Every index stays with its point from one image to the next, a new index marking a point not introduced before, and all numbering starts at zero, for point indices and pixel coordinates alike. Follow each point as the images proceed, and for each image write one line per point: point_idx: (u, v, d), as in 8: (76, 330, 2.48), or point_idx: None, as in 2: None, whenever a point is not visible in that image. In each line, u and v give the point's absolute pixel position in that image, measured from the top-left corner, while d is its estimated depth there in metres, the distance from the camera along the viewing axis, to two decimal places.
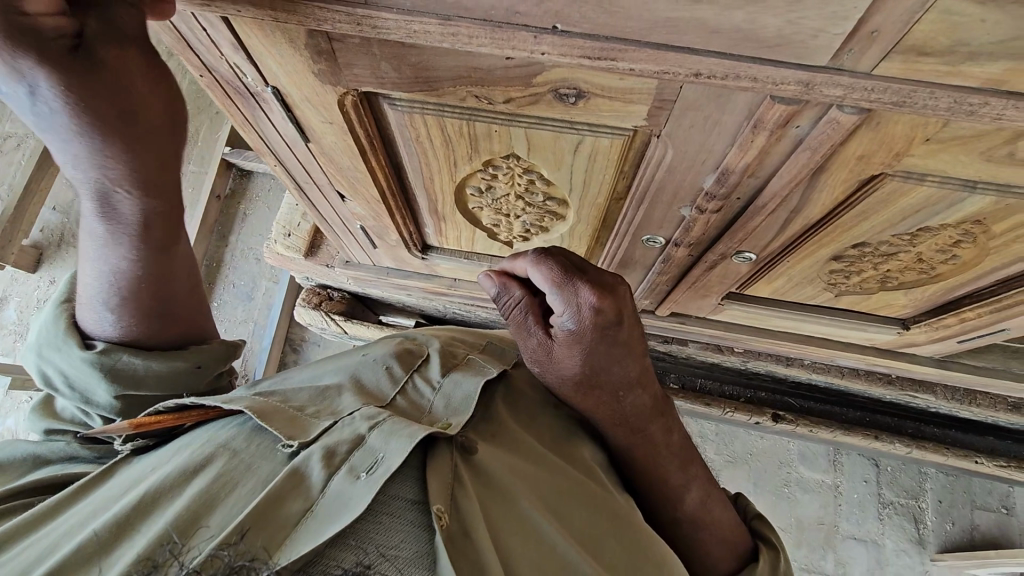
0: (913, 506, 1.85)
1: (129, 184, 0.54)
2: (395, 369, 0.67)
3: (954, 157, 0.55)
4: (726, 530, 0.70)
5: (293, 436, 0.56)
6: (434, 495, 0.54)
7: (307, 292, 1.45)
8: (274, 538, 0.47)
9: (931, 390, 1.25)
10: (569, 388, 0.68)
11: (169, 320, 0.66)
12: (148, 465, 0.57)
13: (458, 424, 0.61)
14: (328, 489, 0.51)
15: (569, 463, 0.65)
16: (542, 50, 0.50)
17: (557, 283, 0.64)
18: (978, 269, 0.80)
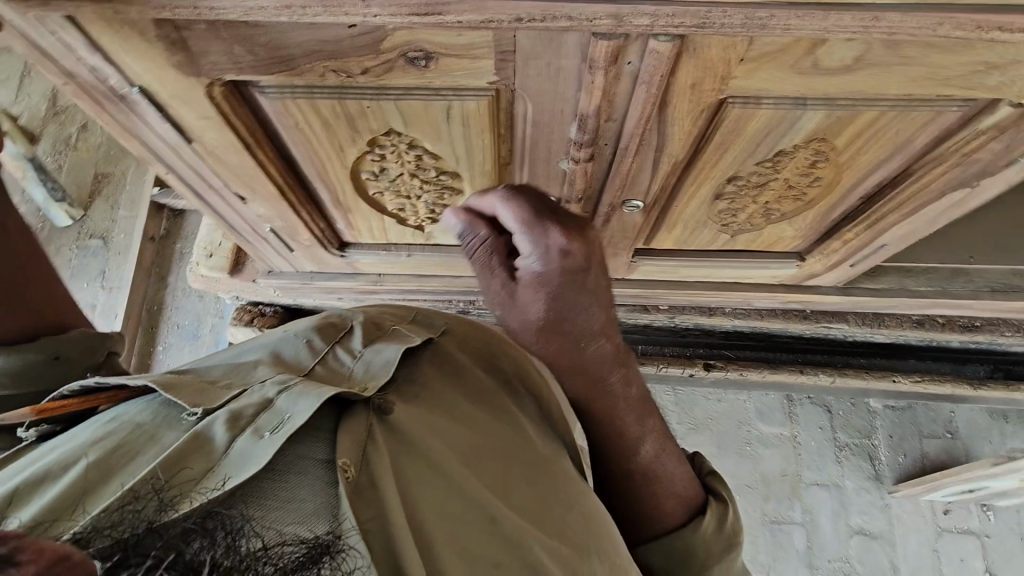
0: (867, 444, 1.94)
1: None
2: (315, 341, 0.66)
3: (772, 74, 0.61)
4: (677, 489, 0.75)
5: (199, 402, 0.53)
6: (343, 450, 0.51)
7: (239, 310, 1.44)
8: (186, 491, 0.43)
9: (844, 318, 1.34)
10: (527, 331, 0.74)
11: (5, 310, 0.61)
12: (43, 449, 0.51)
13: (374, 387, 0.59)
14: (233, 448, 0.48)
15: (495, 419, 0.65)
16: (374, 13, 0.53)
17: (531, 220, 0.68)
18: (841, 188, 0.87)
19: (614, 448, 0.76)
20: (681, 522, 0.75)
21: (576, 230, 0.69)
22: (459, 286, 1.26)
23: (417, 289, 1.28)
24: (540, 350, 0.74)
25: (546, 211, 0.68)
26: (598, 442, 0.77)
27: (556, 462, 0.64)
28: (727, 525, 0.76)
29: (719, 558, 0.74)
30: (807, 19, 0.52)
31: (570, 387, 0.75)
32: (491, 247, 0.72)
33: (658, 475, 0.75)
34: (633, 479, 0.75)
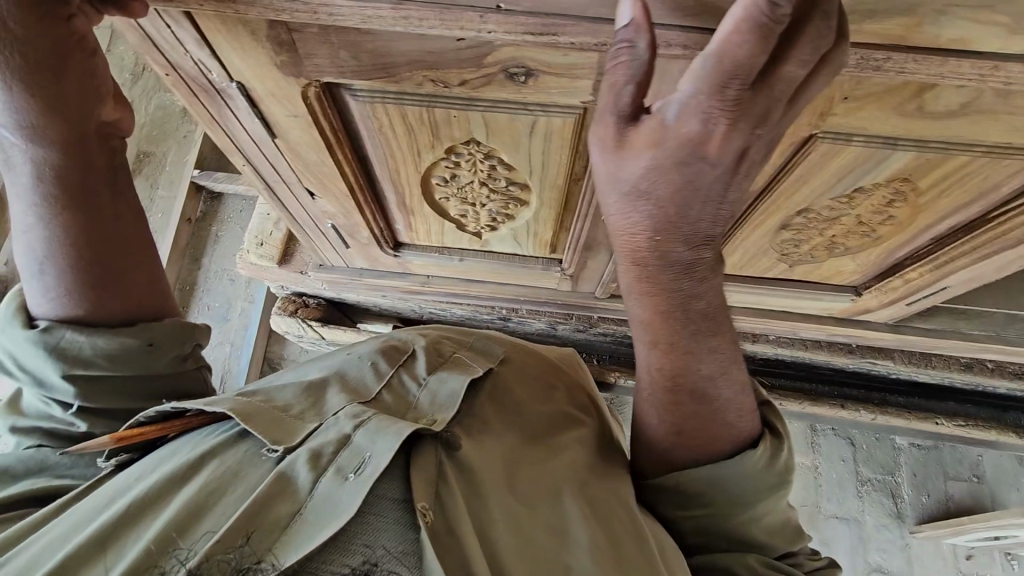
0: (890, 480, 1.90)
1: (29, 131, 0.59)
2: (380, 365, 0.72)
3: (872, 113, 0.60)
4: (726, 425, 0.69)
5: (278, 440, 0.59)
6: (419, 493, 0.57)
7: (283, 300, 1.46)
8: (277, 540, 0.51)
9: (889, 356, 1.32)
10: (617, 190, 0.57)
11: (113, 294, 0.68)
12: (134, 472, 0.60)
13: (444, 421, 0.65)
14: (316, 491, 0.54)
15: (551, 458, 0.70)
16: (489, 29, 0.53)
17: (708, 67, 0.46)
18: (914, 228, 0.86)
19: (668, 358, 0.67)
20: (729, 455, 0.69)
21: (742, 95, 0.48)
22: (504, 294, 1.27)
23: (462, 293, 1.29)
24: (621, 215, 0.59)
25: (726, 76, 0.46)
26: (647, 353, 0.68)
27: (616, 502, 0.70)
28: (781, 459, 0.69)
29: (767, 494, 0.68)
30: (924, 64, 0.52)
31: (629, 275, 0.63)
32: (623, 80, 0.50)
33: (709, 401, 0.68)
34: (679, 396, 0.68)
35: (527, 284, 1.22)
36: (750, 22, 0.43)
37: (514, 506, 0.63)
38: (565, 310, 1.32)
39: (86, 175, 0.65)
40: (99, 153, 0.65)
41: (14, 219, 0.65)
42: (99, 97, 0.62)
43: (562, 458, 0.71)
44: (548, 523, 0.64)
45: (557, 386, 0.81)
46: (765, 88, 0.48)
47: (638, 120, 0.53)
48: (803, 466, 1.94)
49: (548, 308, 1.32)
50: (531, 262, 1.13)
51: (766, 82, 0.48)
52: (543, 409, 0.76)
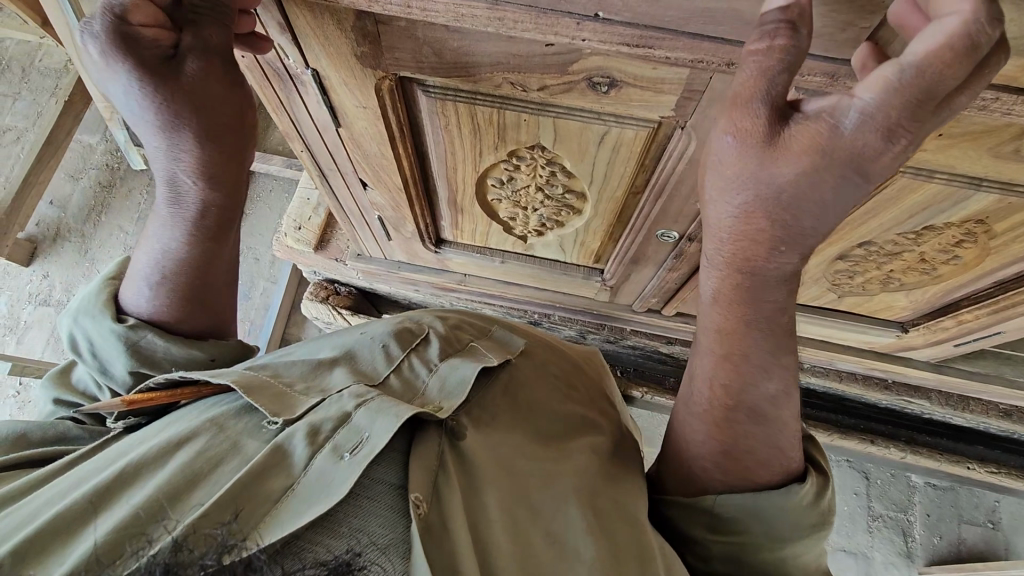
0: (903, 519, 1.87)
1: (196, 173, 0.64)
2: (392, 349, 0.72)
3: (964, 152, 0.59)
4: (777, 455, 0.66)
5: (278, 412, 0.59)
6: (415, 484, 0.56)
7: (314, 286, 1.47)
8: (263, 513, 0.49)
9: (925, 395, 1.29)
10: (744, 193, 0.50)
11: (203, 306, 0.73)
12: (133, 440, 0.59)
13: (449, 409, 0.64)
14: (311, 467, 0.53)
15: (560, 455, 0.69)
16: (583, 36, 0.52)
17: (904, 79, 0.40)
18: (978, 269, 0.84)
19: (725, 369, 0.63)
20: (772, 488, 0.66)
21: (925, 117, 0.42)
22: (538, 299, 1.26)
23: (498, 295, 1.29)
24: (735, 216, 0.52)
25: (920, 94, 0.40)
26: (712, 366, 0.63)
27: (628, 508, 0.68)
28: (825, 498, 0.67)
29: (807, 532, 0.66)
30: None
31: (721, 278, 0.57)
32: (773, 64, 0.44)
33: (767, 423, 0.64)
34: (736, 415, 0.64)
35: (564, 292, 1.21)
36: (963, 39, 0.38)
37: (512, 508, 0.61)
38: (597, 320, 1.31)
39: (230, 211, 0.70)
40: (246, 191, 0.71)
41: (147, 234, 0.72)
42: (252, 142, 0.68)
43: (571, 460, 0.69)
44: (544, 525, 0.61)
45: (575, 388, 0.81)
46: (947, 112, 0.42)
47: (791, 121, 0.45)
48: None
49: (581, 317, 1.31)
50: (571, 271, 1.12)
51: (948, 101, 0.41)
52: (560, 410, 0.75)
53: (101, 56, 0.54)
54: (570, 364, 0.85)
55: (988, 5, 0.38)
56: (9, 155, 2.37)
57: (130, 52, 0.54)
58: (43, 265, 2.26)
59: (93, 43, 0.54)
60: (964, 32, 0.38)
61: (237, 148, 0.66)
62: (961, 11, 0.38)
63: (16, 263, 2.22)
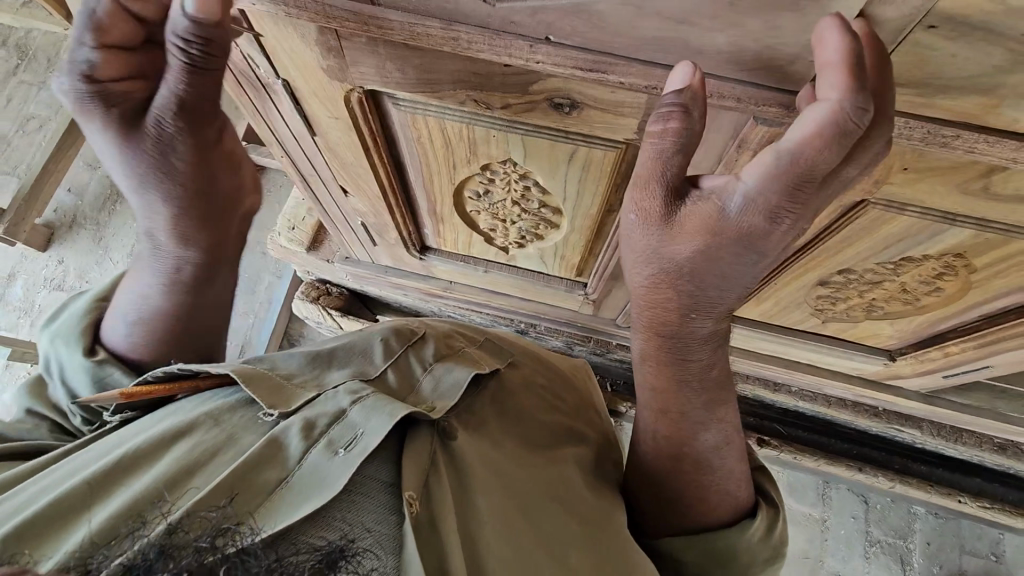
0: (901, 546, 1.82)
1: (166, 229, 0.68)
2: (392, 344, 0.73)
3: (934, 187, 0.57)
4: (725, 496, 0.66)
5: (275, 404, 0.60)
6: (408, 482, 0.56)
7: (307, 286, 1.48)
8: (257, 508, 0.50)
9: (918, 425, 1.26)
10: (650, 266, 0.53)
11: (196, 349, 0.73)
12: (129, 430, 0.60)
13: (441, 410, 0.65)
14: (306, 461, 0.54)
15: (549, 465, 0.69)
16: (537, 59, 0.52)
17: (779, 166, 0.43)
18: (963, 301, 0.81)
19: (664, 420, 0.65)
20: (726, 524, 0.66)
21: (809, 196, 0.44)
22: (524, 309, 1.26)
23: (484, 303, 1.29)
24: (661, 298, 0.55)
25: (799, 178, 0.43)
26: (652, 419, 0.66)
27: (612, 512, 0.69)
28: (776, 533, 0.68)
29: (762, 566, 0.67)
30: (996, 146, 0.48)
31: (645, 340, 0.61)
32: (669, 146, 0.46)
33: (711, 471, 0.65)
34: (681, 463, 0.65)
35: (549, 303, 1.21)
36: (834, 126, 0.40)
37: (505, 509, 0.60)
38: (584, 333, 1.31)
39: (214, 265, 0.71)
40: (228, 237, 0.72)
41: (134, 276, 0.72)
42: (235, 202, 0.71)
43: (558, 467, 0.70)
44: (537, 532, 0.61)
45: (559, 398, 0.81)
46: (824, 192, 0.45)
47: (686, 200, 0.49)
48: (809, 517, 1.87)
49: (568, 328, 1.30)
50: (554, 282, 1.11)
51: (832, 175, 0.44)
52: (546, 419, 0.75)
53: (76, 108, 0.58)
54: (555, 373, 0.85)
55: (856, 96, 0.39)
56: (30, 143, 2.44)
57: (105, 109, 0.58)
58: (58, 251, 2.32)
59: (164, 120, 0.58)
60: (832, 121, 0.40)
61: (223, 204, 0.69)
62: (830, 100, 0.40)
63: (33, 249, 2.28)
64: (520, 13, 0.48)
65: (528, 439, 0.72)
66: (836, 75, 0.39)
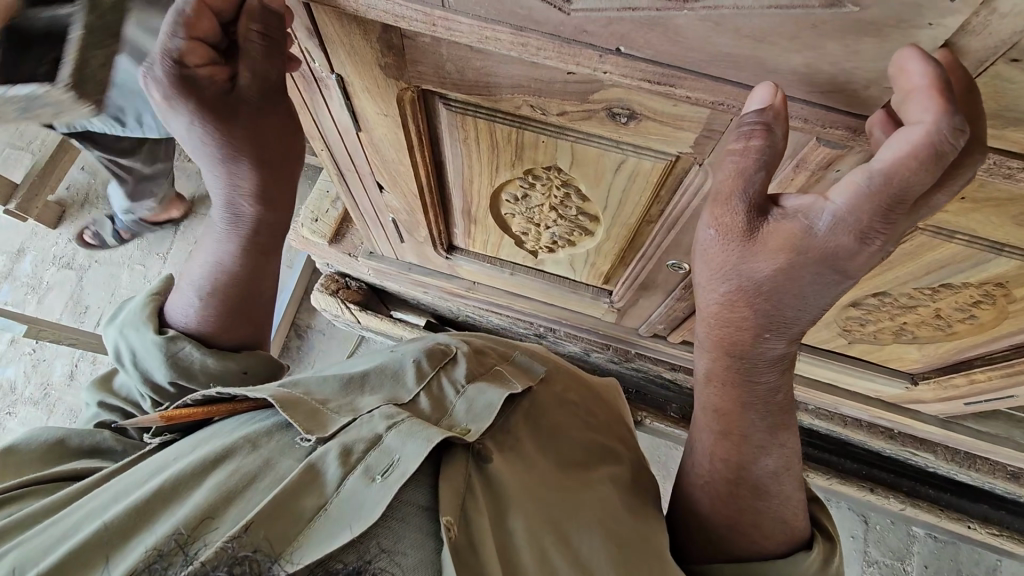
0: (899, 567, 1.83)
1: (251, 194, 0.70)
2: (423, 364, 0.74)
3: (987, 217, 0.57)
4: (777, 525, 0.66)
5: (311, 429, 0.60)
6: (446, 506, 0.57)
7: (326, 278, 1.46)
8: (287, 539, 0.48)
9: (931, 449, 1.26)
10: (729, 283, 0.54)
11: (251, 318, 0.79)
12: (165, 457, 0.60)
13: (476, 432, 0.66)
14: (343, 487, 0.54)
15: (587, 485, 0.69)
16: (604, 69, 0.52)
17: (871, 186, 0.43)
18: (994, 330, 0.81)
19: (721, 442, 0.66)
20: (777, 555, 0.65)
21: (900, 220, 0.44)
22: (545, 313, 1.26)
23: (505, 305, 1.28)
24: (739, 319, 0.56)
25: (891, 201, 0.42)
26: (712, 442, 0.67)
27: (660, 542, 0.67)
28: (832, 564, 0.66)
29: None
30: None
31: (713, 359, 0.62)
32: (751, 164, 0.48)
33: (768, 497, 0.65)
34: (738, 488, 0.66)
35: (571, 308, 1.20)
36: (927, 148, 0.40)
37: (540, 529, 0.61)
38: (603, 340, 1.30)
39: (280, 226, 0.76)
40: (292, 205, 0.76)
41: (200, 249, 0.77)
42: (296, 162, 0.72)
43: (597, 489, 0.69)
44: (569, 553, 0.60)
45: (597, 419, 0.82)
46: (912, 218, 0.45)
47: (769, 218, 0.49)
48: None
49: (587, 334, 1.30)
50: (580, 289, 1.11)
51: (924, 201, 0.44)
52: (580, 437, 0.76)
53: (161, 96, 0.59)
54: (595, 401, 0.85)
55: (951, 115, 0.39)
56: None
57: (191, 92, 0.59)
58: (69, 229, 2.31)
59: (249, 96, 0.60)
60: (925, 143, 0.40)
61: (291, 162, 0.71)
62: (924, 121, 0.40)
63: (45, 226, 2.27)
64: (594, 23, 0.48)
65: (558, 455, 0.72)
66: (929, 95, 0.40)
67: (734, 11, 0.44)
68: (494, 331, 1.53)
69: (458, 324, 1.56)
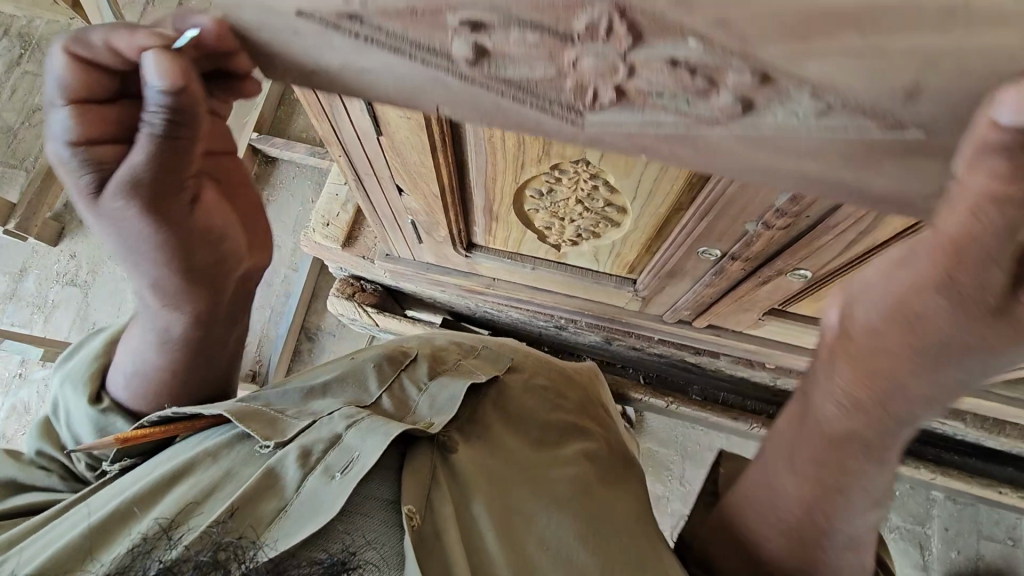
0: (920, 532, 1.86)
1: (164, 267, 0.66)
2: (384, 369, 0.98)
3: None
4: (782, 512, 0.73)
5: (271, 436, 0.80)
6: (407, 498, 0.75)
7: (341, 282, 1.45)
8: (258, 530, 0.67)
9: (960, 417, 1.26)
10: (937, 254, 0.43)
11: (189, 387, 0.88)
12: (150, 466, 0.80)
13: (438, 425, 0.88)
14: (302, 489, 0.72)
15: (550, 469, 0.90)
16: None
17: None
18: None
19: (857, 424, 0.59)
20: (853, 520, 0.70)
21: None
22: (567, 305, 1.24)
23: (526, 299, 1.27)
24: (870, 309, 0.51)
25: None
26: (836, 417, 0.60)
27: (598, 509, 0.85)
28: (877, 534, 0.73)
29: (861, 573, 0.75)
30: None
31: (882, 339, 0.51)
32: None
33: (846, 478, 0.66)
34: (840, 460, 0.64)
35: (595, 299, 1.19)
36: None
37: (490, 510, 0.80)
38: (625, 328, 1.29)
39: (207, 322, 0.80)
40: (219, 292, 0.76)
41: (133, 338, 0.83)
42: (232, 254, 0.71)
43: (551, 475, 0.88)
44: (529, 528, 0.80)
45: (563, 398, 1.07)
46: None
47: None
48: None
49: (609, 324, 1.29)
50: (603, 279, 1.10)
51: None
52: (549, 416, 1.01)
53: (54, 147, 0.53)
54: (562, 376, 1.12)
55: None
56: (38, 135, 2.41)
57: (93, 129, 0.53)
58: (70, 245, 2.28)
59: (122, 196, 0.55)
60: None
61: (211, 263, 0.70)
62: None
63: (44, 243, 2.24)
64: (610, 135, 0.50)
65: (528, 440, 0.95)
66: None
67: (775, 131, 0.46)
68: (512, 326, 1.52)
69: (474, 319, 1.56)
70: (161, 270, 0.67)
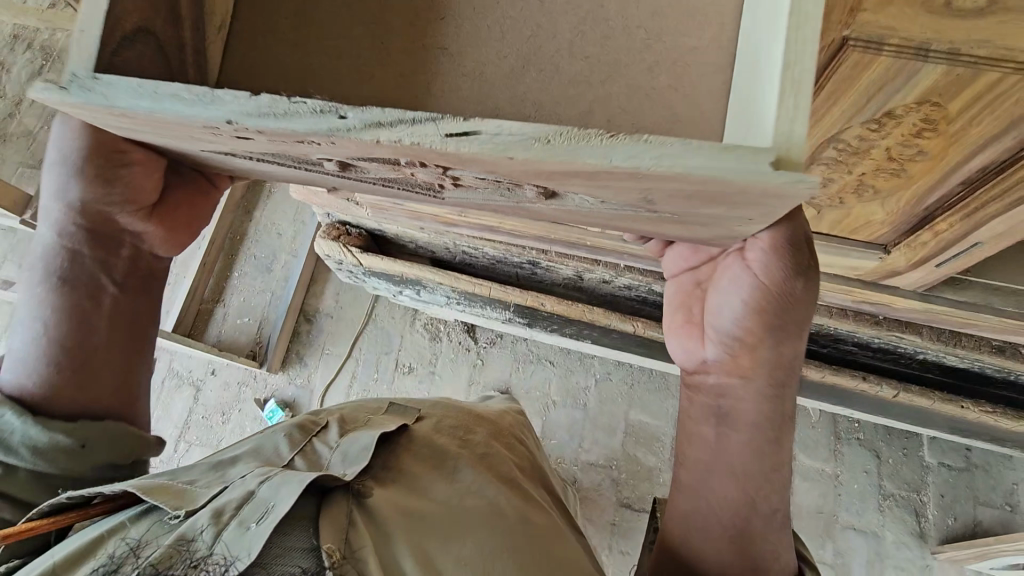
0: (915, 499, 1.96)
1: (101, 211, 0.78)
2: (295, 435, 1.01)
3: (901, 10, 0.63)
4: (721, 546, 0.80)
5: (180, 505, 0.78)
6: (327, 537, 0.75)
7: (327, 226, 1.55)
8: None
9: (917, 331, 1.31)
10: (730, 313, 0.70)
11: (81, 385, 0.83)
12: (67, 541, 0.76)
13: (353, 472, 0.89)
14: (223, 538, 0.72)
15: (461, 496, 0.90)
16: None
17: None
18: (947, 163, 0.86)
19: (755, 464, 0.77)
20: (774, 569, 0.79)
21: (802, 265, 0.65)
22: (533, 233, 1.31)
23: (496, 230, 1.35)
24: (728, 317, 0.71)
25: None
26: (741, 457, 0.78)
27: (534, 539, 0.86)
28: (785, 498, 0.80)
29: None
30: None
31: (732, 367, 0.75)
32: None
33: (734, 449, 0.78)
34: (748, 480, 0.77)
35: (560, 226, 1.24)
36: None
37: (410, 543, 0.80)
38: (592, 255, 1.37)
39: (104, 310, 0.84)
40: (129, 295, 0.87)
41: (21, 327, 0.83)
42: (148, 230, 0.82)
43: (466, 499, 0.89)
44: (449, 550, 0.80)
45: (470, 432, 1.10)
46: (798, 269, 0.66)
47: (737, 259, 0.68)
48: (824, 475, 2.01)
49: (575, 251, 1.37)
50: None
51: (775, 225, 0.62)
52: (459, 449, 1.02)
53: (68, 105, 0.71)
54: (465, 418, 1.15)
55: None
56: None
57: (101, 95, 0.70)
58: None
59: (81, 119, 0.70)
60: None
61: (121, 208, 0.77)
62: None
63: None
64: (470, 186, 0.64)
65: (437, 471, 0.95)
66: None
67: (586, 205, 0.59)
68: (490, 269, 1.61)
69: (454, 266, 1.64)
70: (96, 194, 0.75)
